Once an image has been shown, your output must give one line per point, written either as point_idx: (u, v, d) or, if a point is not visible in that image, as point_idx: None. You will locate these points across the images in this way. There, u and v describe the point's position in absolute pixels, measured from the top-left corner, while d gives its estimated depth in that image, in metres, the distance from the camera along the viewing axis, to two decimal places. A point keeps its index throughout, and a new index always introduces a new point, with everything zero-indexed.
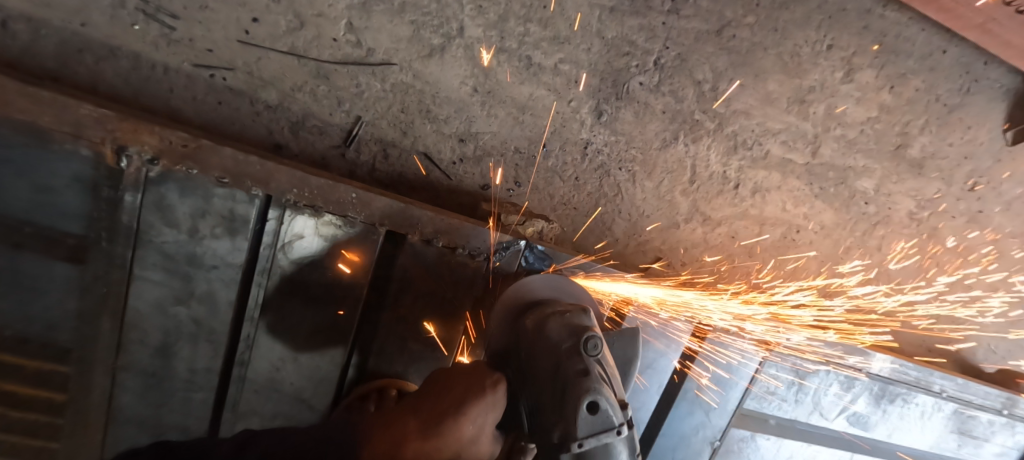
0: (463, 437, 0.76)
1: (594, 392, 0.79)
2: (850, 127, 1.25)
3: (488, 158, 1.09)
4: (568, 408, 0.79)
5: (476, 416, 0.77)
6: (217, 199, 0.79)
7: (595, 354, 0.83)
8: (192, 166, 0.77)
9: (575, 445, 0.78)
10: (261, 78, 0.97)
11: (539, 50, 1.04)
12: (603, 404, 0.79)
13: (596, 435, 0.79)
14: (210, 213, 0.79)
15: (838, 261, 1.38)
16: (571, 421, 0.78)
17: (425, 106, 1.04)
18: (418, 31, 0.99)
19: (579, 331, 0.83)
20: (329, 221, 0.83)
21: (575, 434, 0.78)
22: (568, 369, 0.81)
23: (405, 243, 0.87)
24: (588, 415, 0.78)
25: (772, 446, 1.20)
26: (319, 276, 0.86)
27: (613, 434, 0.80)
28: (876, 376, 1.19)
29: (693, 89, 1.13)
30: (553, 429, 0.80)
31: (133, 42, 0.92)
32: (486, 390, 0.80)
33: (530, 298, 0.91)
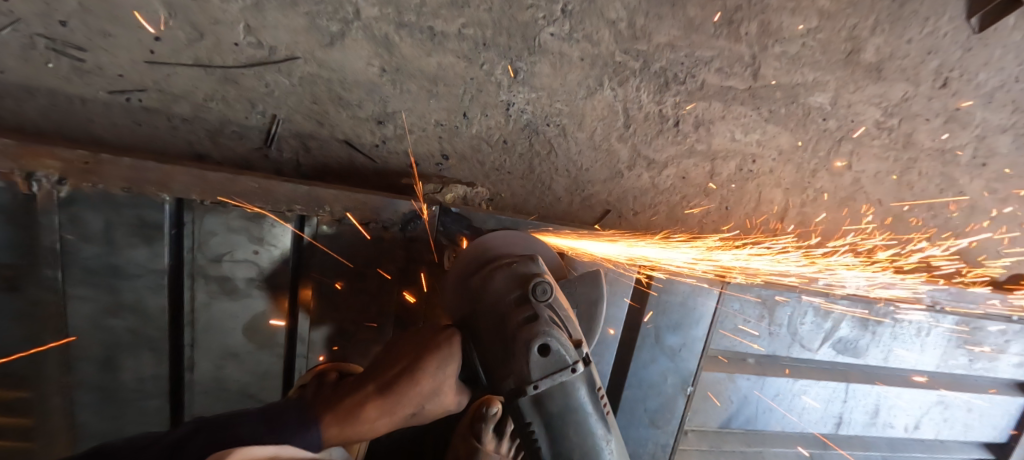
0: (424, 392, 0.80)
1: (545, 335, 0.77)
2: (789, 42, 1.17)
3: (410, 136, 1.10)
4: (519, 353, 0.77)
5: (433, 370, 0.80)
6: (126, 208, 0.81)
7: (545, 298, 0.80)
8: (98, 181, 0.79)
9: (533, 387, 0.78)
10: (171, 94, 1.01)
11: (438, 18, 1.03)
12: (554, 345, 0.78)
13: (551, 375, 0.78)
14: (122, 223, 0.82)
15: (806, 186, 1.31)
16: (522, 366, 0.77)
17: (336, 94, 1.05)
18: (314, 21, 1.00)
19: (526, 279, 0.80)
20: (238, 214, 0.84)
21: (528, 376, 0.78)
22: (516, 316, 0.79)
23: (316, 224, 0.87)
24: (540, 357, 0.77)
25: (755, 387, 1.15)
26: (241, 270, 0.88)
27: (568, 372, 0.79)
28: (855, 296, 1.11)
29: (608, 30, 1.09)
30: (507, 375, 0.79)
31: (47, 80, 0.97)
32: (438, 343, 0.82)
33: (485, 255, 0.87)
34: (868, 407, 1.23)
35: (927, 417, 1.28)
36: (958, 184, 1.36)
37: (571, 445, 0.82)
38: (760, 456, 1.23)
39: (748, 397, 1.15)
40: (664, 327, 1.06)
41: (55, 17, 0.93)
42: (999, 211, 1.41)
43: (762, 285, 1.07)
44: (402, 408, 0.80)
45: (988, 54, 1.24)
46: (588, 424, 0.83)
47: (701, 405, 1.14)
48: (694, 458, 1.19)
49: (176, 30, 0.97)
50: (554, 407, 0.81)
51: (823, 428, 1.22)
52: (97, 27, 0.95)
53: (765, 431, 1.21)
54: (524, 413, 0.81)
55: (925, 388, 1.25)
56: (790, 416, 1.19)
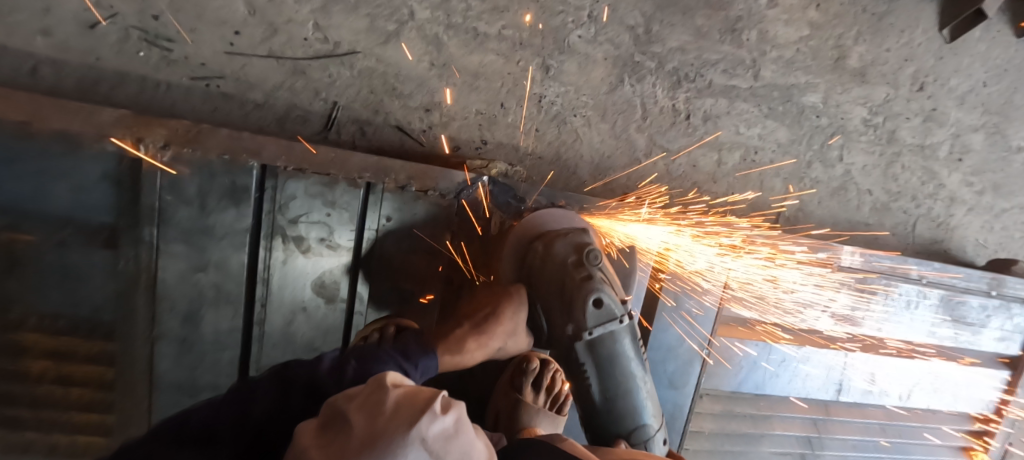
0: (507, 328, 0.98)
1: (598, 291, 0.94)
2: (784, 48, 1.33)
3: (453, 123, 1.23)
4: (578, 307, 0.94)
5: (511, 314, 0.98)
6: (220, 173, 0.93)
7: (596, 262, 0.96)
8: (196, 148, 0.91)
9: (587, 335, 0.95)
10: (247, 82, 1.13)
11: (482, 21, 1.19)
12: (605, 299, 0.95)
13: (602, 324, 0.95)
14: (216, 186, 0.93)
15: (804, 177, 1.45)
16: (580, 317, 0.94)
17: (390, 86, 1.19)
18: (374, 22, 1.14)
19: (581, 246, 0.96)
20: (316, 181, 0.96)
21: (584, 325, 0.94)
22: (575, 276, 0.95)
23: (383, 192, 0.99)
24: (594, 310, 0.93)
25: (762, 352, 1.26)
26: (315, 232, 0.99)
27: (617, 323, 0.97)
28: (851, 269, 1.23)
29: (628, 34, 1.25)
30: (566, 325, 0.96)
31: (138, 68, 1.09)
32: (512, 295, 0.99)
33: (539, 228, 1.02)
34: (865, 374, 1.34)
35: (919, 386, 1.39)
36: (938, 178, 1.52)
37: (616, 384, 1.01)
38: (768, 420, 1.33)
39: (756, 362, 1.26)
40: (681, 293, 1.17)
41: (150, 13, 1.07)
42: (975, 204, 1.57)
43: (770, 257, 1.19)
44: (490, 345, 0.98)
45: (956, 61, 1.42)
46: (629, 368, 1.01)
47: (714, 370, 1.24)
48: (708, 421, 1.29)
49: (253, 27, 1.11)
50: (603, 352, 0.98)
51: (824, 394, 1.33)
52: (186, 22, 1.08)
53: (772, 397, 1.32)
54: (577, 357, 0.98)
55: (916, 359, 1.37)
56: (795, 382, 1.30)
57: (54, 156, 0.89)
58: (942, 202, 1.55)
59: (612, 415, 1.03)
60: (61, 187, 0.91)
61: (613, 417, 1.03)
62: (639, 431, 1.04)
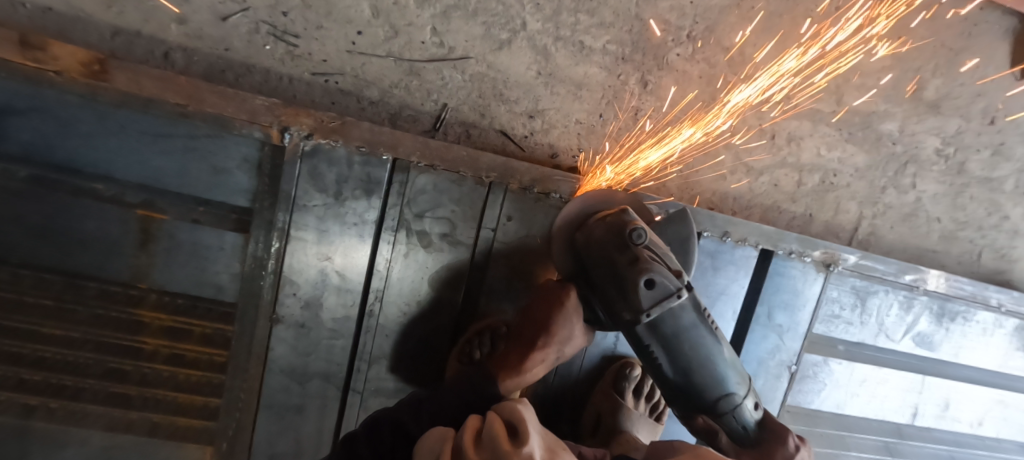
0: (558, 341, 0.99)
1: (649, 270, 0.89)
2: (867, 77, 1.38)
3: (554, 130, 1.27)
4: (628, 290, 0.91)
5: (562, 322, 0.97)
6: (356, 165, 0.97)
7: (642, 242, 0.90)
8: (338, 139, 0.95)
9: (645, 318, 0.91)
10: (365, 79, 1.17)
11: (589, 35, 1.23)
12: (658, 277, 0.90)
13: (659, 305, 0.91)
14: (351, 178, 0.97)
15: (876, 202, 1.49)
16: (634, 300, 0.90)
17: (498, 91, 1.23)
18: (489, 29, 1.19)
19: (622, 227, 0.92)
20: (445, 177, 1.01)
21: (641, 309, 0.90)
22: (621, 258, 0.91)
23: (508, 192, 1.05)
24: (647, 291, 0.89)
25: (845, 371, 1.28)
26: (437, 227, 1.03)
27: (675, 298, 0.91)
28: (935, 293, 1.27)
29: (723, 55, 1.30)
30: (624, 311, 0.93)
31: (265, 60, 1.13)
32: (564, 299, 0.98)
33: (580, 214, 1.02)
34: (939, 400, 1.36)
35: (989, 414, 1.41)
36: (1002, 210, 1.57)
37: (690, 361, 0.96)
38: (844, 441, 1.35)
39: (839, 380, 1.28)
40: (775, 308, 1.19)
41: (280, 9, 1.11)
42: None
43: (861, 276, 1.22)
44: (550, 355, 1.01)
45: None
46: (699, 341, 0.96)
47: (799, 386, 1.25)
48: None
49: (376, 26, 1.15)
50: (666, 331, 0.94)
51: (900, 418, 1.35)
52: (314, 19, 1.13)
53: (850, 417, 1.33)
54: (642, 341, 0.95)
55: (988, 386, 1.39)
56: (873, 403, 1.32)
57: (202, 139, 0.94)
58: (1004, 233, 1.60)
59: (694, 393, 0.99)
60: (203, 169, 0.95)
61: (697, 393, 0.99)
62: (727, 403, 1.00)
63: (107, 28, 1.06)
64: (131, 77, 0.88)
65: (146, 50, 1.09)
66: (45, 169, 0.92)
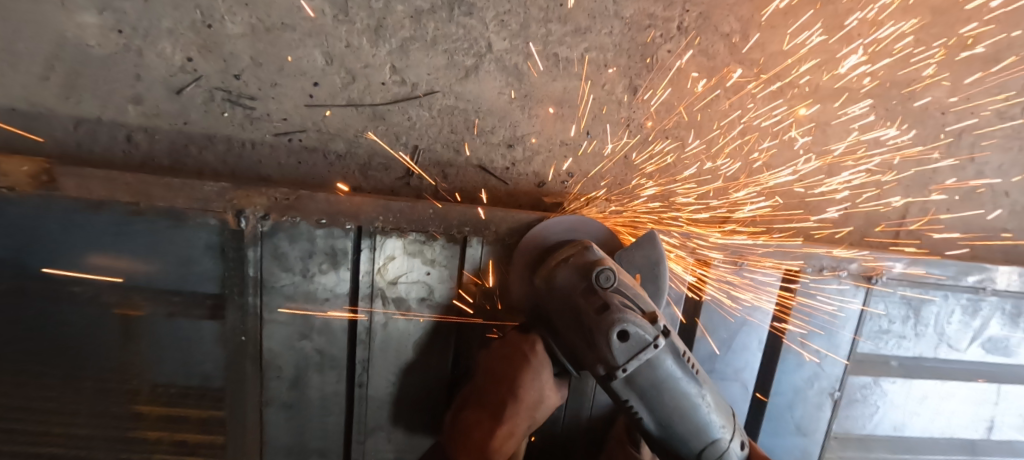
0: (522, 410, 0.89)
1: (620, 320, 0.81)
2: (903, 40, 1.18)
3: (538, 157, 1.16)
4: (599, 342, 0.82)
5: (529, 382, 0.89)
6: (320, 239, 0.92)
7: (610, 284, 0.84)
8: (296, 215, 0.89)
9: (621, 374, 0.82)
10: (329, 132, 1.11)
11: (564, 44, 1.11)
12: (631, 327, 0.81)
13: (636, 358, 0.82)
14: (316, 252, 0.92)
15: (927, 183, 1.28)
16: (606, 354, 0.82)
17: (471, 123, 1.13)
18: (452, 57, 1.10)
19: (589, 269, 0.85)
20: (414, 238, 0.94)
21: (615, 364, 0.81)
22: (589, 306, 0.83)
23: (484, 245, 0.97)
24: (620, 344, 0.81)
25: (901, 390, 1.12)
26: (414, 291, 0.97)
27: (652, 349, 0.82)
28: (1007, 291, 1.08)
29: (722, 43, 1.15)
30: (596, 365, 0.84)
31: (224, 127, 1.08)
32: (527, 355, 0.90)
33: (542, 247, 0.96)
34: (1020, 409, 1.17)
35: None
36: None
37: (670, 412, 0.87)
38: None
39: (894, 400, 1.12)
40: (809, 331, 1.04)
41: (232, 72, 1.06)
42: None
43: (912, 284, 1.04)
44: (518, 427, 0.91)
45: None
46: (682, 389, 0.87)
47: (846, 412, 1.11)
48: None
49: (331, 74, 1.08)
50: (644, 383, 0.85)
51: (973, 433, 1.18)
52: (268, 77, 1.07)
53: (912, 438, 1.17)
54: (619, 396, 0.86)
55: None
56: (938, 421, 1.15)
57: (161, 231, 0.91)
58: None
59: (678, 443, 0.90)
60: (167, 261, 0.92)
61: (680, 443, 0.90)
62: (714, 450, 0.91)
63: (67, 119, 1.05)
64: (80, 181, 0.84)
65: (107, 135, 1.07)
66: (20, 280, 0.91)
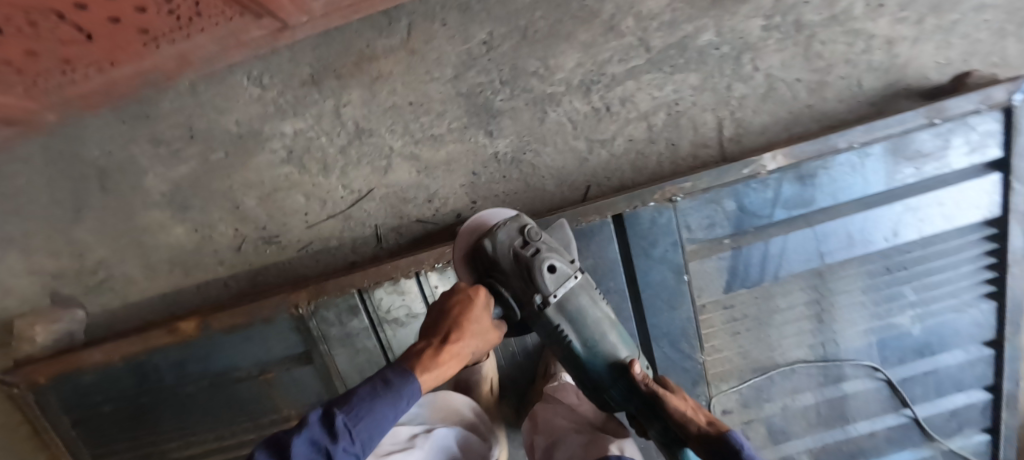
0: (471, 334, 1.28)
1: (550, 258, 1.35)
2: (662, 15, 1.60)
3: (450, 198, 1.76)
4: (536, 277, 1.33)
5: (474, 318, 1.29)
6: (341, 303, 1.67)
7: (536, 238, 1.38)
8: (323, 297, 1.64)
9: (553, 296, 1.33)
10: (325, 236, 1.79)
11: (434, 126, 1.68)
12: (554, 262, 1.35)
13: (561, 284, 1.35)
14: (343, 311, 1.68)
15: (729, 100, 1.69)
16: (541, 283, 1.33)
17: (401, 196, 1.75)
18: (372, 164, 1.71)
19: (523, 227, 1.39)
20: (387, 285, 1.66)
21: (549, 290, 1.34)
22: (524, 255, 1.35)
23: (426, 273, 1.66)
24: (550, 274, 1.34)
25: (737, 257, 1.59)
26: (401, 311, 1.70)
27: (572, 279, 1.37)
28: (780, 167, 1.51)
29: (534, 78, 1.65)
30: (535, 294, 1.35)
31: (270, 258, 1.81)
32: (474, 296, 1.32)
33: (482, 227, 1.46)
34: (840, 236, 1.59)
35: (901, 223, 1.59)
36: (863, 33, 1.64)
37: (584, 322, 1.38)
38: (772, 302, 1.66)
39: (735, 265, 1.60)
40: (648, 246, 1.55)
41: (261, 226, 1.77)
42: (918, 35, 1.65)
43: (705, 189, 1.52)
44: (464, 350, 1.27)
45: None
46: (595, 315, 1.40)
47: (702, 284, 1.62)
48: (717, 320, 1.67)
49: (313, 205, 1.75)
50: (571, 308, 1.37)
51: (811, 265, 1.61)
52: (280, 221, 1.77)
53: (766, 284, 1.63)
54: (554, 320, 1.37)
55: (887, 203, 1.57)
56: (778, 267, 1.61)
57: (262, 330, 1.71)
58: (880, 50, 1.67)
59: (595, 357, 1.41)
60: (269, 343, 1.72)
61: (599, 357, 1.41)
62: (623, 365, 1.41)
63: (193, 285, 1.84)
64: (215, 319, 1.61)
65: (215, 286, 1.84)
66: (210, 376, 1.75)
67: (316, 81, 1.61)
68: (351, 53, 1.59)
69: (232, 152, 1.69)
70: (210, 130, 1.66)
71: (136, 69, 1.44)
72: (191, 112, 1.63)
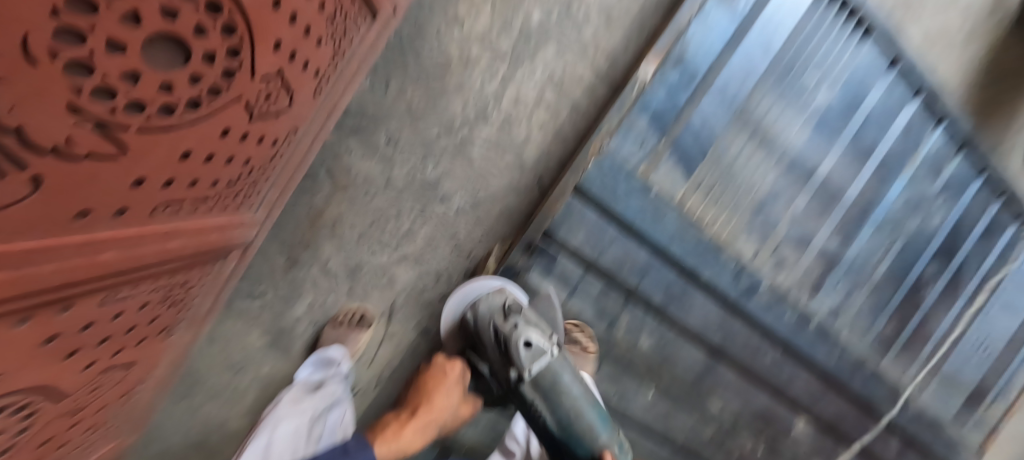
0: (439, 407, 1.90)
1: (528, 332, 1.69)
2: (492, 28, 1.79)
3: (451, 265, 2.00)
4: (518, 357, 1.69)
5: (441, 398, 1.89)
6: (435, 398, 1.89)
7: (516, 307, 1.73)
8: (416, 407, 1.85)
9: (531, 373, 1.69)
10: (390, 349, 2.14)
11: (398, 225, 1.94)
12: (530, 341, 1.69)
13: (538, 360, 1.70)
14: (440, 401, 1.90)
15: (587, 46, 1.92)
16: (518, 354, 1.68)
17: (417, 287, 2.06)
18: (378, 283, 1.98)
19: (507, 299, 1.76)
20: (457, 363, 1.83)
21: (524, 368, 1.69)
22: (512, 317, 1.70)
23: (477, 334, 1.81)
24: (528, 348, 1.68)
25: (676, 153, 1.84)
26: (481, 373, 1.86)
27: (549, 357, 1.71)
28: (658, 70, 1.74)
29: (439, 139, 1.88)
30: (513, 371, 1.71)
31: (366, 390, 2.18)
32: (447, 373, 1.93)
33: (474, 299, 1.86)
34: (734, 81, 1.83)
35: (769, 41, 1.83)
36: None
37: (562, 402, 1.74)
38: (725, 162, 1.91)
39: (679, 158, 1.85)
40: (611, 193, 1.77)
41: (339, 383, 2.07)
42: None
43: (617, 125, 1.75)
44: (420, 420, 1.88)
45: None
46: (568, 382, 1.74)
47: (669, 188, 1.86)
48: (700, 204, 1.91)
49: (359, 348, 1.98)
50: (546, 383, 1.72)
51: (730, 116, 1.86)
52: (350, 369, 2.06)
53: (711, 153, 1.88)
54: (528, 394, 1.73)
55: (749, 34, 1.81)
56: (709, 135, 1.86)
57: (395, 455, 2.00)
58: None
59: (569, 434, 1.78)
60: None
61: (574, 436, 1.77)
62: (600, 444, 1.77)
63: None
64: None
65: None
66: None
67: (295, 260, 1.85)
68: (304, 222, 1.82)
69: (278, 353, 1.96)
70: (249, 351, 1.90)
71: (176, 357, 1.67)
72: (226, 356, 1.86)
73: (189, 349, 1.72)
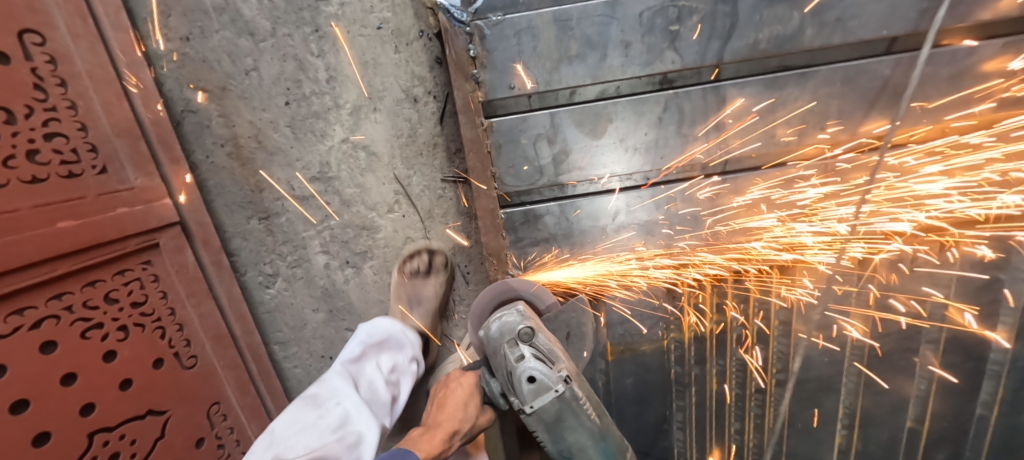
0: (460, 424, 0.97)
1: (529, 367, 0.90)
2: None
3: (418, 65, 1.22)
4: (517, 385, 0.91)
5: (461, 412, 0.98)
6: (518, 233, 1.16)
7: (503, 333, 0.93)
8: (499, 256, 1.19)
9: (527, 409, 0.90)
10: (454, 241, 1.39)
11: (314, 74, 1.23)
12: (537, 370, 0.90)
13: (540, 397, 0.90)
14: (530, 235, 1.16)
15: None
16: (517, 389, 0.91)
17: (407, 138, 1.29)
18: (362, 167, 1.32)
19: (513, 324, 0.93)
20: (497, 161, 1.08)
21: (523, 402, 0.91)
22: (503, 350, 0.93)
23: (487, 100, 1.03)
24: (528, 385, 0.90)
25: None
26: (545, 150, 1.07)
27: (554, 391, 0.90)
28: None
29: None
30: (513, 402, 0.93)
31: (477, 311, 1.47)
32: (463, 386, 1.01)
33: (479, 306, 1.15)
34: None
35: None
36: None
37: (569, 439, 0.92)
38: None
39: None
40: None
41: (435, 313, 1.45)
42: None
43: None
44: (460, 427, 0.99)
45: None
46: (556, 439, 0.92)
47: None
48: None
49: (405, 257, 1.37)
50: (551, 421, 0.91)
51: None
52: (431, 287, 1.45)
53: None
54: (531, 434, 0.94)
55: None
56: None
57: None
58: None
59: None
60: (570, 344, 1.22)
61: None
62: None
63: None
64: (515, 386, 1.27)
65: None
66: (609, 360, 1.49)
67: (265, 212, 1.36)
68: (234, 168, 1.31)
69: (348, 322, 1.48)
70: (324, 335, 1.49)
71: (231, 387, 1.30)
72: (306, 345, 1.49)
73: (241, 372, 1.34)
